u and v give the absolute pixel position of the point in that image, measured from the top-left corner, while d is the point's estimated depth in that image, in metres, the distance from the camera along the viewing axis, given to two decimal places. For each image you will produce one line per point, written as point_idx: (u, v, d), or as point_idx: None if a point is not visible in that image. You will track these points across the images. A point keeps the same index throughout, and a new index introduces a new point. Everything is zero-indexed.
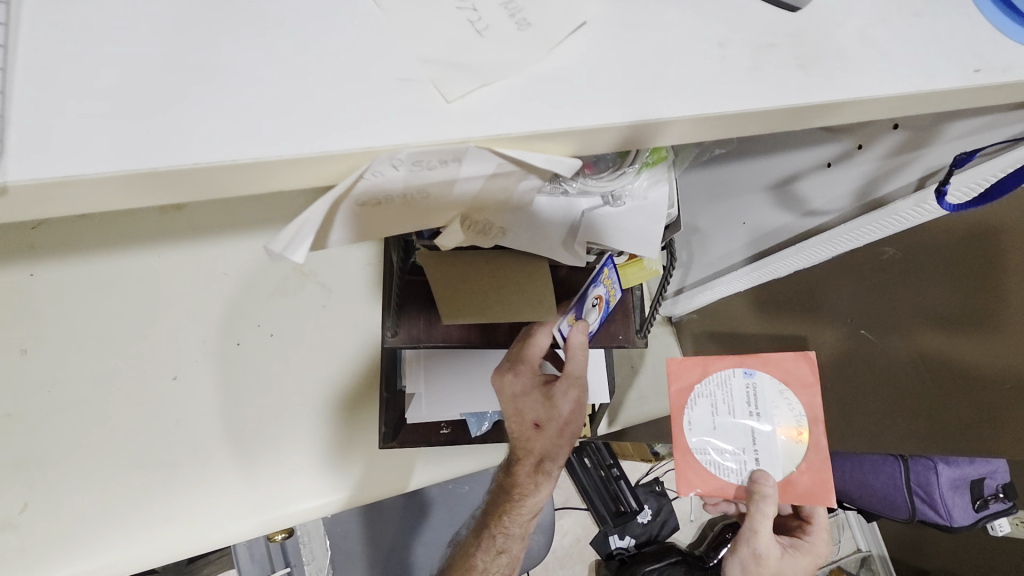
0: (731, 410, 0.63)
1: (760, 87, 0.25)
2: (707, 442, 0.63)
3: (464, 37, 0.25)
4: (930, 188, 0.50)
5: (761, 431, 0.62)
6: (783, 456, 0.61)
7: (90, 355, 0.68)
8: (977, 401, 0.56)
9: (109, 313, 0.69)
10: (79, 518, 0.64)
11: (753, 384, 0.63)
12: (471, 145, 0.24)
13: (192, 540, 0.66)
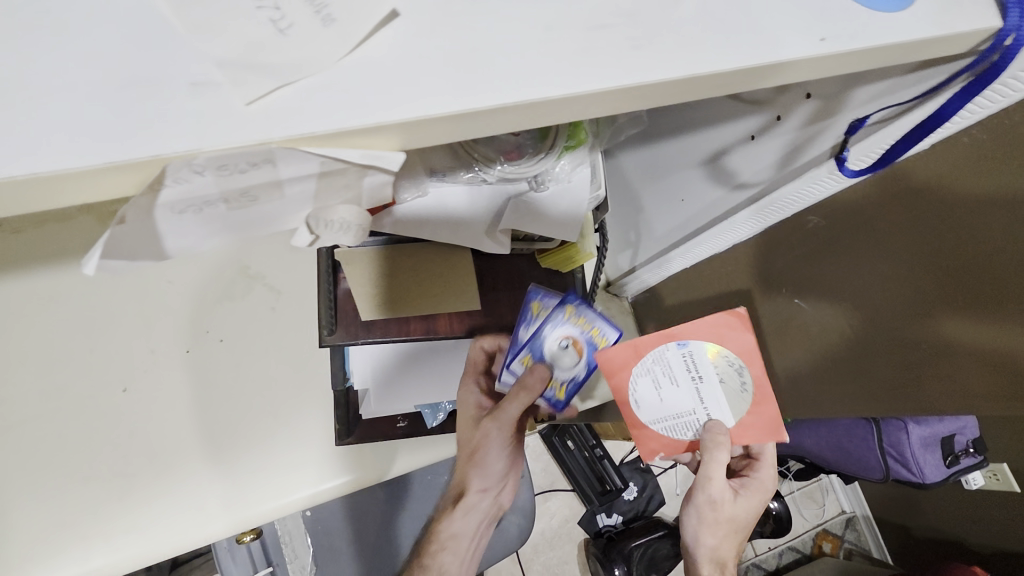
0: (674, 378, 0.64)
1: (592, 68, 0.24)
2: (658, 412, 0.65)
3: (261, 38, 0.21)
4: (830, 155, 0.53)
5: (708, 389, 0.64)
6: (732, 402, 0.64)
7: (38, 373, 0.76)
8: (905, 362, 0.55)
9: (53, 332, 0.77)
10: (36, 535, 0.71)
11: (689, 351, 0.63)
12: (274, 146, 0.21)
13: (149, 550, 0.73)
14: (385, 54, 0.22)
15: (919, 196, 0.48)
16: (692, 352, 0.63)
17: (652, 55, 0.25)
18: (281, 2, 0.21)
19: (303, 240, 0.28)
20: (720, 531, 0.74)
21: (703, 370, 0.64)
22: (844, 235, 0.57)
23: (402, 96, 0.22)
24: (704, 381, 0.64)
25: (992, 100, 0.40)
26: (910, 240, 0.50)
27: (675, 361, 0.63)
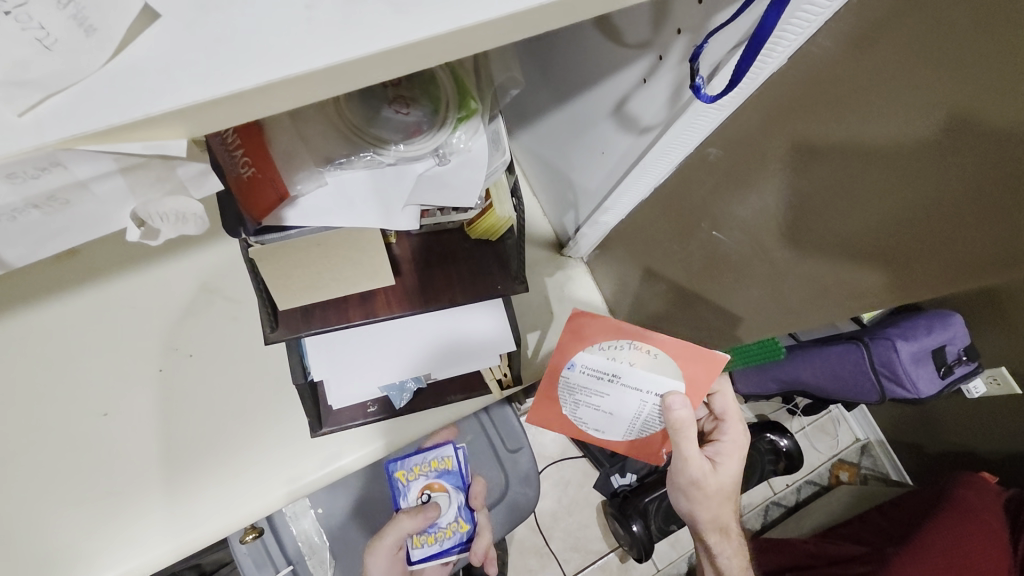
0: (598, 390, 0.68)
1: (349, 38, 0.26)
2: (614, 411, 0.70)
3: (27, 56, 0.22)
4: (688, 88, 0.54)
5: (626, 377, 0.67)
6: (657, 379, 0.66)
7: (23, 410, 0.80)
8: (813, 278, 0.61)
9: (31, 370, 0.81)
10: (43, 559, 0.75)
11: (584, 367, 0.67)
12: (55, 149, 0.23)
13: (147, 561, 0.76)
14: (155, 52, 0.24)
15: (830, 128, 0.49)
16: (585, 365, 0.67)
17: (410, 17, 0.27)
18: (45, 22, 0.22)
19: (134, 234, 0.29)
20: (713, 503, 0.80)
21: (620, 370, 0.66)
22: (843, 161, 0.50)
23: (172, 86, 0.24)
24: (624, 379, 0.67)
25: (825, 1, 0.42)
26: (956, 171, 0.42)
27: (581, 384, 0.69)
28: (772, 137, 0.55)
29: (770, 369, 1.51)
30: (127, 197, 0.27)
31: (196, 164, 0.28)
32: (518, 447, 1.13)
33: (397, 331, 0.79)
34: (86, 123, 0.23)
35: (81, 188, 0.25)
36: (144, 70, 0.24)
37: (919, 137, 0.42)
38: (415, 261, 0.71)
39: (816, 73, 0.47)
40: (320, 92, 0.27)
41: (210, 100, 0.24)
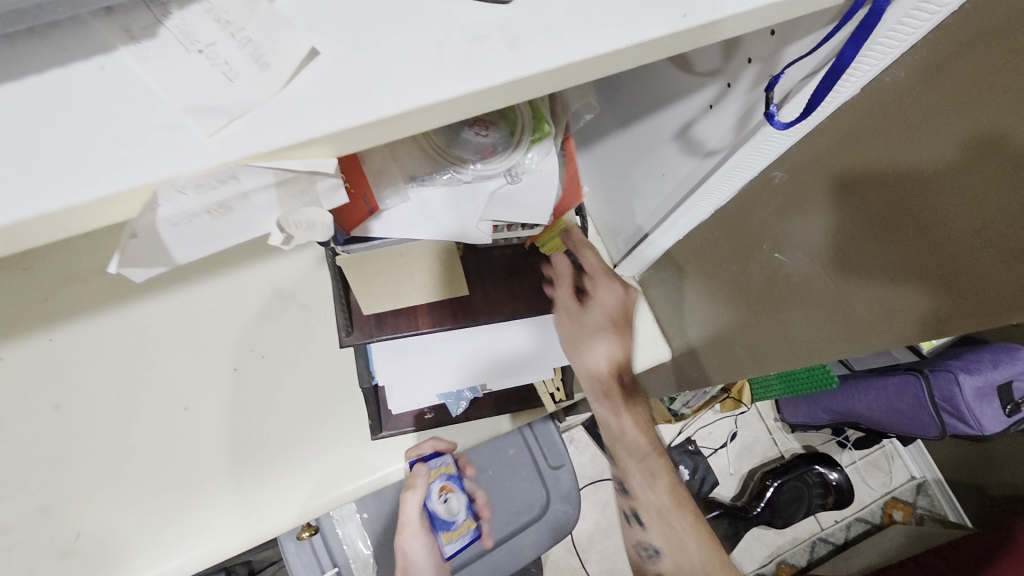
0: None
1: (473, 71, 0.30)
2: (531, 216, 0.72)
3: (216, 87, 0.28)
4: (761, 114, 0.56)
5: None
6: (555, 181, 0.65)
7: (109, 399, 0.83)
8: (877, 301, 0.58)
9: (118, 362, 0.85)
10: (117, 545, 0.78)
11: None
12: (234, 164, 0.27)
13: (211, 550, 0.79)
14: (316, 83, 0.28)
15: (892, 151, 0.50)
16: None
17: (525, 53, 0.30)
18: (229, 58, 0.28)
19: (277, 240, 0.34)
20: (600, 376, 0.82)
21: None
22: (896, 184, 0.51)
23: (329, 113, 0.28)
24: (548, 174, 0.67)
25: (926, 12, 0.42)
26: (988, 199, 0.44)
27: None
28: (827, 165, 0.57)
29: (820, 399, 1.48)
30: (275, 206, 0.31)
31: (335, 179, 0.32)
32: (560, 464, 1.11)
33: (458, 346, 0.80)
34: (261, 142, 0.27)
35: (243, 197, 0.29)
36: (306, 100, 0.28)
37: (952, 163, 0.46)
38: (480, 274, 0.74)
39: (891, 103, 0.49)
40: (442, 119, 0.31)
41: (360, 124, 0.28)
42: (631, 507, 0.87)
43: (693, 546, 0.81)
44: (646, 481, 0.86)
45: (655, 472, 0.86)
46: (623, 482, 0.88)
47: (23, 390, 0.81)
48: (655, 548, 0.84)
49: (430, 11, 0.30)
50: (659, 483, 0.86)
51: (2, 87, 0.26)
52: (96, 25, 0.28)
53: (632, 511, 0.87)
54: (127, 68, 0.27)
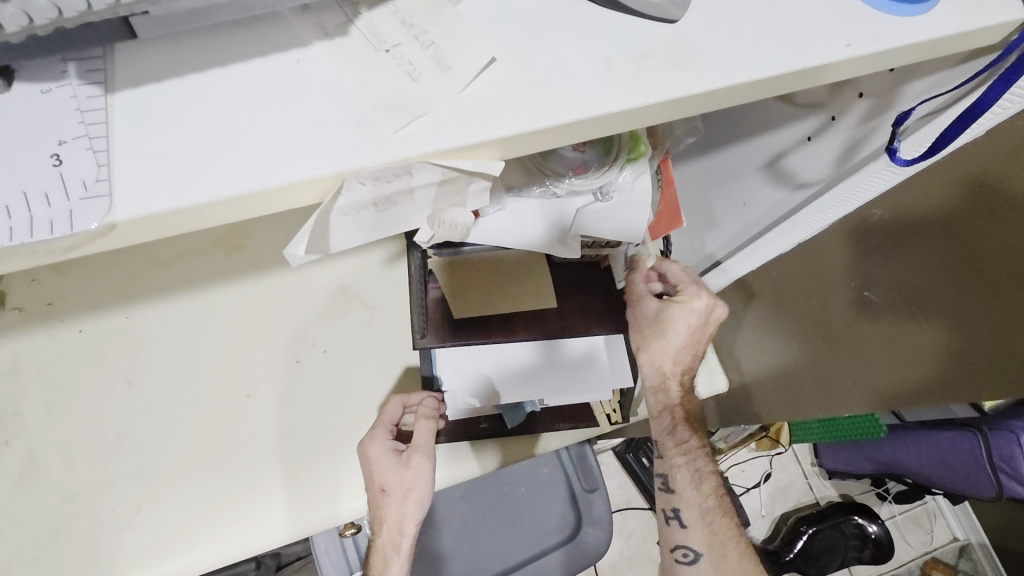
0: None
1: (642, 86, 0.30)
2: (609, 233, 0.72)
3: (401, 85, 0.28)
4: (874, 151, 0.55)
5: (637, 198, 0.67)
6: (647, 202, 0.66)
7: (152, 380, 0.75)
8: (979, 344, 0.56)
9: (165, 341, 0.77)
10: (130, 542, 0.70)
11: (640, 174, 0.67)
12: (413, 160, 0.28)
13: (243, 547, 0.71)
14: (491, 90, 0.29)
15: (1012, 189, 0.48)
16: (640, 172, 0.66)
17: (692, 73, 0.31)
18: (412, 59, 0.29)
19: (423, 238, 0.37)
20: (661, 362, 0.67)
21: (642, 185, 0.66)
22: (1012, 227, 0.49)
23: (504, 119, 0.29)
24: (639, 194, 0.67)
25: None
26: None
27: None
28: (932, 205, 0.55)
29: (864, 448, 1.42)
30: (427, 204, 0.32)
31: (485, 183, 0.33)
32: (593, 488, 1.07)
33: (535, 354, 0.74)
34: (442, 140, 0.28)
35: (408, 191, 0.30)
36: (482, 104, 0.29)
37: (967, 204, 0.52)
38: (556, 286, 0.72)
39: (1014, 149, 0.47)
40: (601, 131, 0.31)
41: (531, 132, 0.29)
42: (665, 505, 0.71)
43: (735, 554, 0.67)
44: (691, 489, 0.70)
45: (705, 475, 0.70)
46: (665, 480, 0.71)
47: (68, 365, 0.74)
48: (686, 553, 0.69)
49: (601, 26, 0.31)
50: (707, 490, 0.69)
51: (207, 72, 0.28)
52: (293, 20, 0.29)
53: (669, 510, 0.71)
54: (322, 63, 0.28)
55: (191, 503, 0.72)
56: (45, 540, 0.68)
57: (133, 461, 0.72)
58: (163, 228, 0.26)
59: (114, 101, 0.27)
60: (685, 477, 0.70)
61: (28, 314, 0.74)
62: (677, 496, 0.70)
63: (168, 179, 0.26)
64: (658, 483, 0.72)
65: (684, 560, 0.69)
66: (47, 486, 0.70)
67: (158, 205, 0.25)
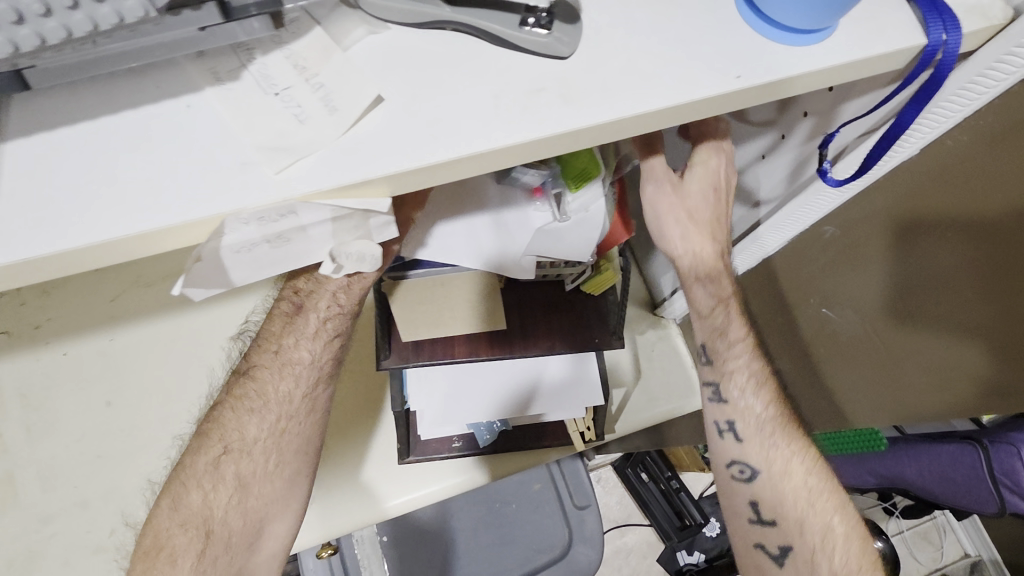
0: None
1: (530, 122, 0.31)
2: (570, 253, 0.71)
3: (287, 127, 0.29)
4: (807, 170, 0.57)
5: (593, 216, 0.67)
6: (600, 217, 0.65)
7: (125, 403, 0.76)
8: (931, 361, 0.51)
9: (139, 363, 0.77)
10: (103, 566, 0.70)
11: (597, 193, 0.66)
12: (294, 200, 0.29)
13: None
14: (378, 130, 0.30)
15: (954, 204, 0.45)
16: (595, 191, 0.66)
17: (581, 107, 0.31)
18: (301, 102, 0.30)
19: (328, 269, 0.36)
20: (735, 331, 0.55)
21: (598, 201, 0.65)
22: (953, 237, 0.45)
23: (385, 158, 0.29)
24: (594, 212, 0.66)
25: (992, 80, 0.40)
26: None
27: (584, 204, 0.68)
28: (878, 218, 0.53)
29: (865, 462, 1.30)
30: (326, 238, 0.33)
31: (387, 217, 0.33)
32: (586, 504, 1.05)
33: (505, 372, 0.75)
34: (325, 181, 0.29)
35: (301, 229, 0.31)
36: (366, 143, 0.29)
37: (950, 203, 0.45)
38: (520, 306, 0.71)
39: (950, 166, 0.45)
40: (494, 165, 0.32)
41: (414, 169, 0.29)
42: (757, 541, 0.53)
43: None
44: (798, 531, 0.51)
45: (818, 499, 0.51)
46: (762, 514, 0.52)
47: (50, 387, 0.75)
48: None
49: (491, 65, 0.32)
50: (817, 526, 0.50)
51: (101, 118, 0.29)
52: (189, 66, 0.30)
53: (764, 547, 0.52)
54: (212, 109, 0.29)
55: None
56: (23, 562, 0.69)
57: (108, 483, 0.73)
58: (49, 271, 0.27)
59: (6, 149, 0.28)
60: (790, 507, 0.51)
61: (16, 338, 0.76)
62: (788, 531, 0.51)
63: (50, 226, 0.27)
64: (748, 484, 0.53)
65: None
66: (23, 509, 0.71)
67: (39, 250, 0.26)
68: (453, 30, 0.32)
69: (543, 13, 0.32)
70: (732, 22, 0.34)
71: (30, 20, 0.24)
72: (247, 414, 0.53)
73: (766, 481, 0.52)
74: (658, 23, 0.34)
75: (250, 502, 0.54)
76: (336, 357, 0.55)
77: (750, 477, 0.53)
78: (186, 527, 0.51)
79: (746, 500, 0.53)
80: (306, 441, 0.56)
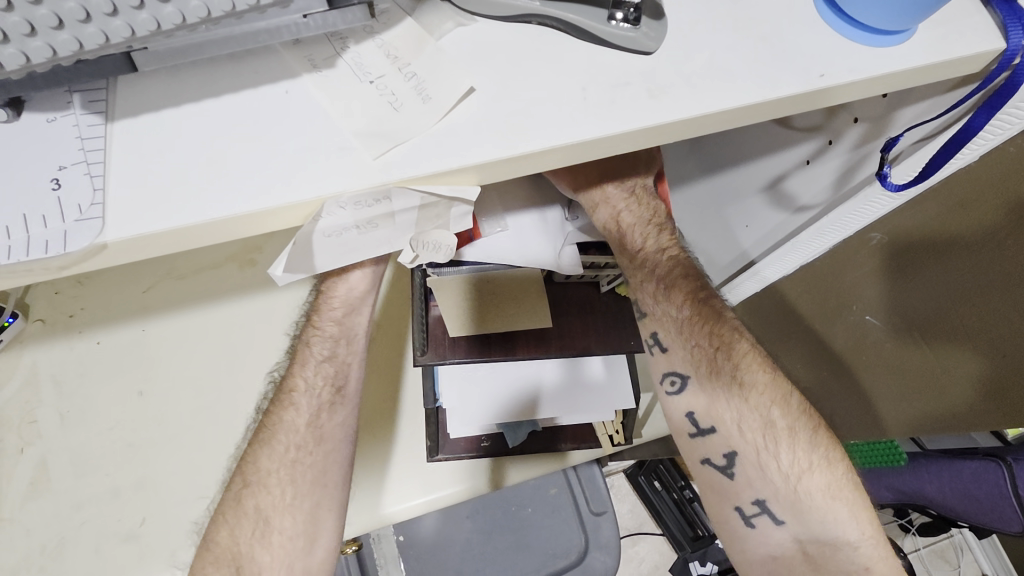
0: None
1: (618, 114, 0.31)
2: None
3: (383, 113, 0.30)
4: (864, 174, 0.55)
5: None
6: None
7: (157, 393, 0.76)
8: (926, 361, 0.63)
9: (172, 353, 0.77)
10: (132, 556, 0.69)
11: None
12: (391, 186, 0.29)
13: None
14: (470, 120, 0.30)
15: (936, 237, 0.59)
16: None
17: (666, 101, 0.32)
18: (395, 90, 0.31)
19: (406, 258, 0.37)
20: (644, 239, 0.52)
21: None
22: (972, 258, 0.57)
23: (478, 147, 0.30)
24: None
25: None
26: None
27: None
28: (888, 236, 0.62)
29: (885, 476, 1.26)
30: (408, 225, 0.33)
31: (466, 205, 0.33)
32: (603, 511, 1.04)
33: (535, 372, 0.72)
34: (420, 166, 0.29)
35: (389, 215, 0.31)
36: (460, 131, 0.30)
37: (991, 225, 0.55)
38: (555, 305, 0.70)
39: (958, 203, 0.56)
40: (577, 157, 0.32)
41: (505, 156, 0.30)
42: (701, 457, 0.50)
43: (815, 469, 0.45)
44: (738, 433, 0.48)
45: (750, 396, 0.47)
46: (700, 424, 0.50)
47: (83, 375, 0.75)
48: (765, 508, 0.46)
49: (577, 58, 0.32)
50: (756, 424, 0.47)
51: (202, 101, 0.29)
52: (285, 53, 0.31)
53: (711, 461, 0.49)
54: (310, 93, 0.30)
55: (192, 515, 0.71)
56: (52, 549, 0.68)
57: (139, 472, 0.72)
58: (154, 249, 0.28)
59: (112, 129, 0.28)
60: (726, 412, 0.48)
61: (53, 325, 0.77)
62: (726, 434, 0.48)
63: (157, 204, 0.27)
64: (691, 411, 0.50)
65: (755, 523, 0.47)
66: (56, 495, 0.70)
67: (146, 227, 0.27)
68: (540, 24, 0.33)
69: (632, 8, 0.32)
70: (812, 22, 0.35)
71: (123, 11, 0.24)
72: (262, 450, 0.50)
73: (698, 387, 0.49)
74: (740, 23, 0.34)
75: (275, 543, 0.48)
76: (334, 380, 0.53)
77: (689, 396, 0.50)
78: (217, 564, 0.46)
79: (682, 414, 0.50)
80: (325, 472, 0.51)
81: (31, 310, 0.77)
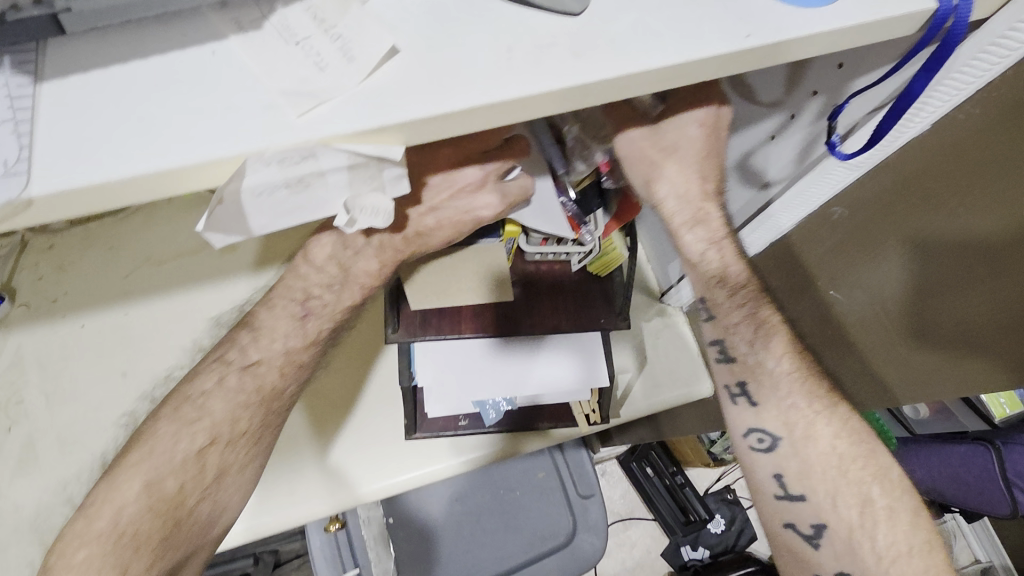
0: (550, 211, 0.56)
1: (542, 73, 0.32)
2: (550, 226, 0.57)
3: (306, 73, 0.30)
4: (817, 152, 0.54)
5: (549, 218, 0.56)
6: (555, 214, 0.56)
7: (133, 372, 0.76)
8: (890, 352, 0.55)
9: (149, 333, 0.77)
10: None
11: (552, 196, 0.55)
12: (314, 143, 0.30)
13: None
14: (392, 80, 0.31)
15: (898, 214, 0.49)
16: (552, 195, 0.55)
17: (592, 62, 0.32)
18: (320, 51, 0.31)
19: (341, 223, 0.37)
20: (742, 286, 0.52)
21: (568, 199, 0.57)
22: (946, 248, 0.46)
23: (399, 106, 0.30)
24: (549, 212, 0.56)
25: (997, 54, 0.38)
26: None
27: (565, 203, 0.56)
28: (857, 211, 0.54)
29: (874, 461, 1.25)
30: (341, 185, 0.34)
31: (400, 166, 0.34)
32: (590, 494, 1.06)
33: (522, 352, 0.71)
34: (342, 124, 0.30)
35: (318, 174, 0.32)
36: (383, 90, 0.31)
37: (967, 206, 0.43)
38: (526, 283, 0.70)
39: (921, 170, 0.47)
40: (505, 118, 0.32)
41: (428, 115, 0.30)
42: (786, 520, 0.51)
43: (915, 554, 0.46)
44: (832, 505, 0.48)
45: (853, 471, 0.48)
46: (790, 488, 0.50)
47: (65, 355, 0.76)
48: None
49: (503, 20, 0.33)
50: (855, 501, 0.48)
51: (129, 65, 0.30)
52: (211, 17, 0.31)
53: (796, 526, 0.50)
54: (235, 54, 0.31)
55: None
56: (41, 524, 0.70)
57: (122, 449, 0.73)
58: (87, 206, 0.29)
59: (42, 91, 0.29)
60: (822, 483, 0.49)
61: (35, 309, 0.77)
62: (819, 505, 0.49)
63: (87, 161, 0.28)
64: (778, 481, 0.50)
65: None
66: (42, 472, 0.71)
67: (69, 182, 0.27)
68: None
69: None
70: None
71: None
72: (252, 353, 0.53)
73: (791, 450, 0.50)
74: None
75: (222, 446, 0.52)
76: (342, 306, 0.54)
77: (788, 455, 0.50)
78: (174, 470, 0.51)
79: (770, 474, 0.51)
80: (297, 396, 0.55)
81: (18, 294, 0.77)
